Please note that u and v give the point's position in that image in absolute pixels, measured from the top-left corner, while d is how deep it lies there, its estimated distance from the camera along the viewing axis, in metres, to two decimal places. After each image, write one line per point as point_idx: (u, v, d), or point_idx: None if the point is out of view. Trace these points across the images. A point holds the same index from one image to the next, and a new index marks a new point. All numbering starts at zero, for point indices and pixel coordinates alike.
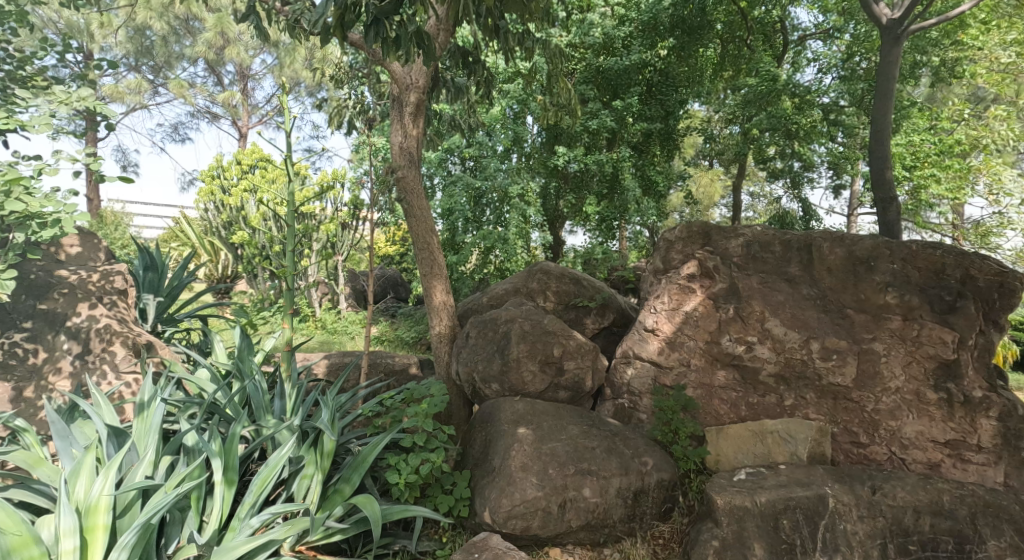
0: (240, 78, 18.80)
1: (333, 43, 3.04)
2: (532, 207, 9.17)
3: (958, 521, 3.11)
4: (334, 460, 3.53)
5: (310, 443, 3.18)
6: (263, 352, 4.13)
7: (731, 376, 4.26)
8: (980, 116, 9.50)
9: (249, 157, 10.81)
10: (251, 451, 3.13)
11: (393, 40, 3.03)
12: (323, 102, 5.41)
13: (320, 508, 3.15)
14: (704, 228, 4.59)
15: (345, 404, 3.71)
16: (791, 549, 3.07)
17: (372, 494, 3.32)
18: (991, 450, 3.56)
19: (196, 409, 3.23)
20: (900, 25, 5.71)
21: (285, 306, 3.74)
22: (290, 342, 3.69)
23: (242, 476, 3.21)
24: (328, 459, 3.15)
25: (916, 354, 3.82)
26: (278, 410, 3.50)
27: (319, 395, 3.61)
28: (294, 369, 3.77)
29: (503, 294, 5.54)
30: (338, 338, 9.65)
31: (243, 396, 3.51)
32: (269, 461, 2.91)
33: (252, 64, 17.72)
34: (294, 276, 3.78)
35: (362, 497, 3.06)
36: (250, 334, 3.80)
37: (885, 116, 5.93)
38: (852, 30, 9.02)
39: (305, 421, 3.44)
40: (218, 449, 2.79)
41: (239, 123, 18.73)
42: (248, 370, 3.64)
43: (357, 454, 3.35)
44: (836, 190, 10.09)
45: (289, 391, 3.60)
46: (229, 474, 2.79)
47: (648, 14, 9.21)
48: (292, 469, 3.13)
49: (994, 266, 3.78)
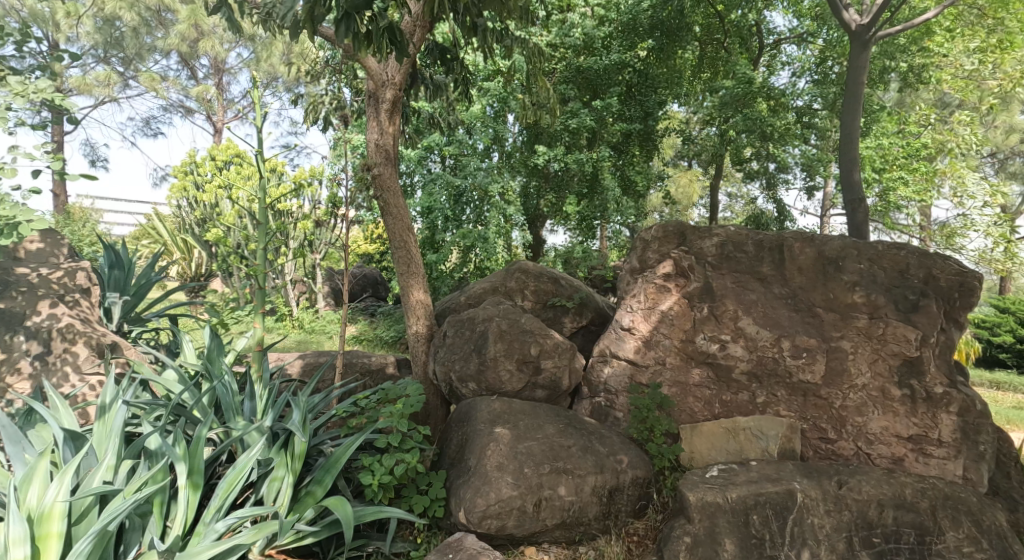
0: (215, 71, 18.45)
1: (304, 36, 3.00)
2: (512, 206, 9.16)
3: (920, 514, 3.19)
4: (306, 461, 3.48)
5: (280, 445, 3.13)
6: (235, 351, 4.06)
7: (705, 374, 4.31)
8: (946, 122, 9.77)
9: (224, 154, 10.62)
10: (219, 453, 3.07)
11: (365, 34, 3.04)
12: (299, 98, 5.34)
13: (290, 510, 3.10)
14: (679, 228, 4.64)
15: (318, 403, 3.65)
16: (761, 544, 3.12)
17: (345, 495, 3.28)
18: (952, 444, 3.64)
19: (162, 411, 3.16)
20: (869, 31, 5.85)
21: (257, 305, 3.65)
22: (263, 341, 3.58)
23: (209, 480, 3.14)
24: (299, 462, 3.10)
25: (881, 352, 3.89)
26: (248, 411, 3.45)
27: (291, 396, 3.55)
28: (266, 370, 3.73)
29: (481, 293, 5.52)
30: (316, 338, 9.55)
31: (212, 396, 3.45)
32: (236, 464, 2.85)
33: (227, 57, 17.37)
34: (266, 275, 3.68)
35: (335, 500, 3.01)
36: (221, 334, 3.72)
37: (853, 119, 6.04)
38: (825, 35, 9.25)
39: (276, 422, 3.38)
40: (182, 452, 2.73)
41: (214, 118, 18.33)
42: (217, 371, 3.57)
43: (330, 454, 3.31)
44: (810, 191, 10.27)
45: (259, 391, 3.54)
46: (195, 478, 2.73)
47: (628, 15, 9.41)
48: (262, 471, 3.07)
49: (954, 266, 3.90)
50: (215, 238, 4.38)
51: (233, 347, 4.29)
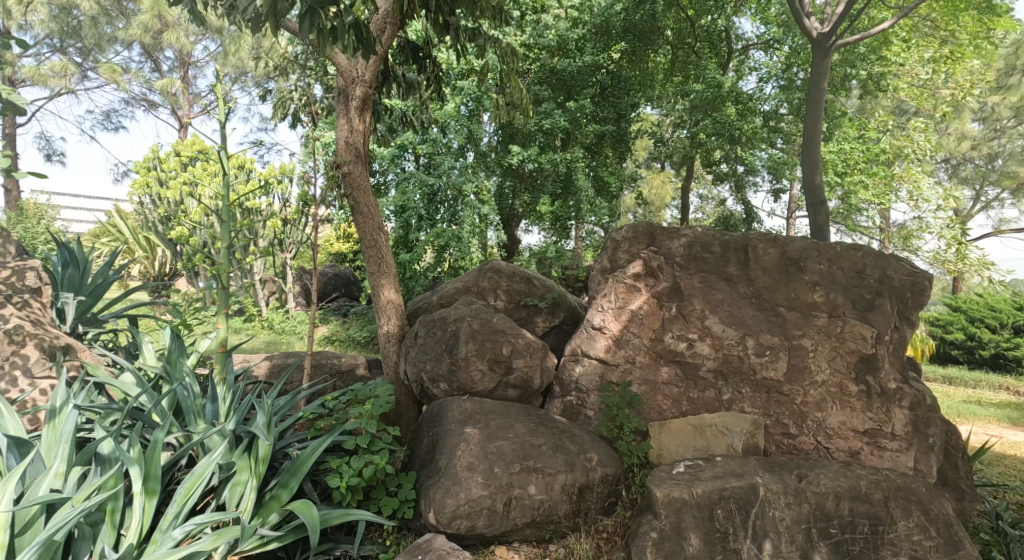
0: (180, 64, 17.98)
1: (268, 32, 3.02)
2: (487, 206, 9.16)
3: (874, 504, 3.30)
4: (271, 465, 3.42)
5: (243, 448, 3.07)
6: (197, 353, 3.96)
7: (674, 372, 4.39)
8: (904, 127, 10.16)
9: (189, 149, 10.39)
10: (177, 458, 3.01)
11: (330, 30, 3.05)
12: (268, 94, 5.26)
13: (254, 515, 3.06)
14: (649, 229, 4.73)
15: (284, 405, 3.59)
16: (724, 537, 3.20)
17: (311, 499, 3.23)
18: (904, 437, 3.78)
19: (117, 416, 3.08)
20: (829, 39, 6.01)
21: (220, 305, 3.45)
22: (226, 342, 3.45)
23: (166, 486, 3.06)
24: (263, 465, 3.06)
25: (839, 349, 4.02)
26: (209, 414, 3.38)
27: (255, 398, 3.49)
28: (230, 372, 3.66)
29: (453, 293, 5.50)
30: (286, 339, 9.43)
31: (172, 399, 3.38)
32: (195, 469, 2.80)
33: (193, 49, 16.95)
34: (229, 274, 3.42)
35: (300, 503, 2.96)
36: (183, 335, 3.63)
37: (815, 124, 6.22)
38: (790, 42, 9.42)
39: (239, 424, 3.32)
40: (136, 456, 2.67)
41: (178, 113, 17.84)
42: (177, 374, 3.50)
43: (296, 458, 3.25)
44: (776, 194, 10.53)
45: (222, 394, 3.47)
46: (150, 484, 2.66)
47: (600, 17, 9.49)
48: (223, 476, 3.01)
49: (907, 267, 4.07)
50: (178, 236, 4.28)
51: (196, 349, 4.18)
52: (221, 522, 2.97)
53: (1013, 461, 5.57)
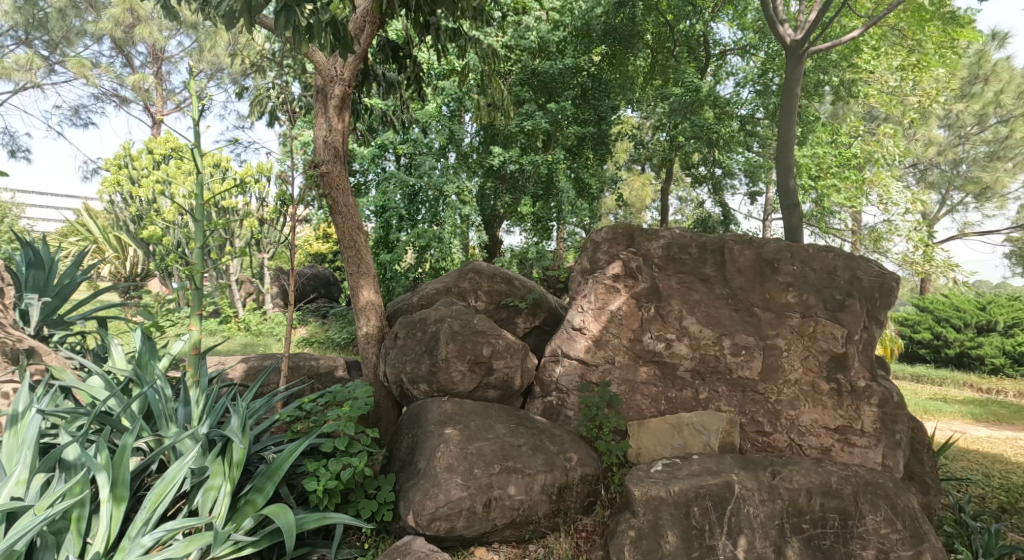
0: (154, 60, 17.62)
1: (243, 28, 3.02)
2: (468, 206, 9.17)
3: (845, 500, 3.38)
4: (246, 468, 3.38)
5: (217, 452, 3.03)
6: (170, 355, 3.89)
7: (652, 372, 4.44)
8: (874, 134, 10.44)
9: (163, 147, 10.20)
10: (148, 463, 2.96)
11: (305, 27, 3.08)
12: (244, 91, 5.20)
13: (228, 520, 3.02)
14: (628, 230, 4.79)
15: (259, 408, 3.55)
16: (700, 534, 3.25)
17: (288, 503, 3.20)
18: (872, 434, 3.88)
19: (85, 420, 3.02)
20: (802, 45, 6.15)
21: (194, 307, 3.30)
22: (200, 344, 3.39)
23: (136, 492, 3.01)
24: (238, 469, 3.01)
25: (812, 348, 4.11)
26: (181, 418, 3.33)
27: (230, 401, 3.44)
28: (203, 374, 3.61)
29: (433, 294, 5.50)
30: (262, 341, 9.31)
31: (142, 403, 3.33)
32: (166, 474, 2.77)
33: (167, 45, 16.63)
34: (203, 274, 3.29)
35: (275, 507, 2.92)
36: (154, 337, 3.57)
37: (789, 128, 6.36)
38: (766, 48, 9.60)
39: (213, 428, 3.27)
40: (104, 463, 2.63)
41: (150, 109, 17.47)
42: (148, 377, 3.44)
43: (272, 461, 3.21)
44: (752, 197, 10.73)
45: (195, 397, 3.42)
46: (119, 491, 2.62)
47: (581, 21, 9.59)
48: (196, 481, 2.97)
49: (876, 269, 4.19)
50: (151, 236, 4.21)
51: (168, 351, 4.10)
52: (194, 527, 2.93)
53: (976, 456, 5.76)
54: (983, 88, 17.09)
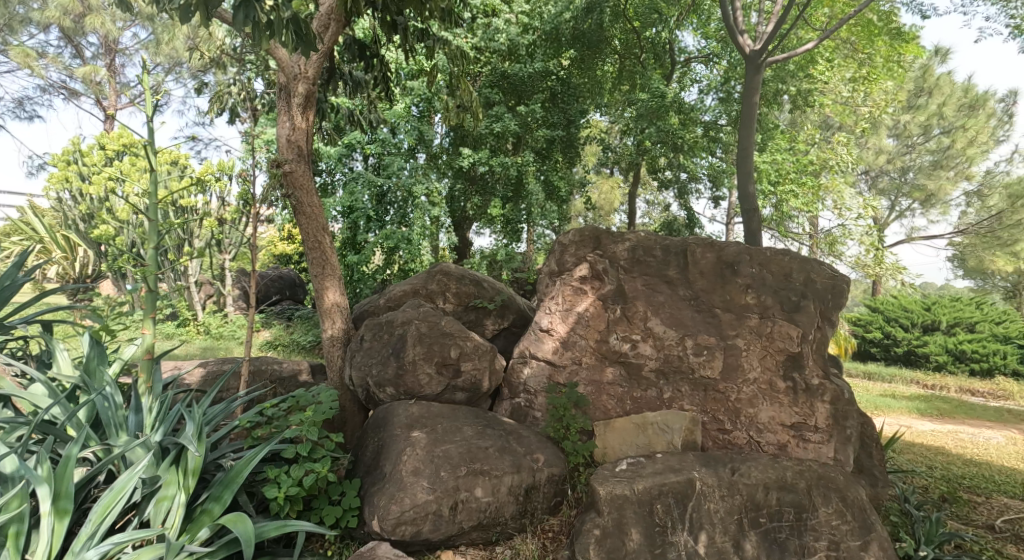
0: (106, 51, 16.98)
1: (199, 22, 2.99)
2: (437, 208, 9.15)
3: (799, 493, 3.50)
4: (203, 477, 3.29)
5: (170, 462, 2.95)
6: (121, 360, 3.77)
7: (618, 373, 4.53)
8: (830, 142, 10.84)
9: (116, 143, 9.85)
10: (94, 474, 2.87)
11: (266, 24, 3.07)
12: (204, 87, 5.08)
13: (183, 531, 2.93)
14: (595, 233, 4.88)
15: (217, 415, 3.47)
16: (663, 531, 3.32)
17: (247, 511, 3.13)
18: (825, 429, 4.02)
19: (25, 431, 2.91)
20: (761, 55, 6.36)
21: (145, 311, 3.19)
22: (153, 349, 3.29)
23: (82, 504, 2.92)
24: (193, 478, 2.96)
25: (769, 348, 4.24)
26: (132, 426, 3.24)
27: (185, 408, 3.36)
28: (157, 381, 3.52)
29: (400, 296, 5.47)
30: (223, 344, 9.11)
31: (90, 411, 3.22)
32: (115, 484, 2.70)
33: (120, 36, 16.03)
34: (158, 276, 3.18)
35: (233, 517, 2.84)
36: (103, 342, 3.46)
37: (749, 135, 6.57)
38: (728, 56, 9.88)
39: (167, 436, 3.19)
40: (46, 475, 2.55)
41: (102, 103, 16.81)
42: (96, 383, 3.33)
43: (230, 469, 3.14)
44: (716, 201, 10.98)
45: (147, 404, 3.33)
46: (62, 503, 2.54)
47: (550, 24, 9.71)
48: (146, 491, 2.88)
49: (829, 271, 4.36)
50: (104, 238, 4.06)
51: (120, 356, 3.96)
52: (145, 539, 2.84)
53: (920, 448, 6.06)
54: (927, 101, 18.02)
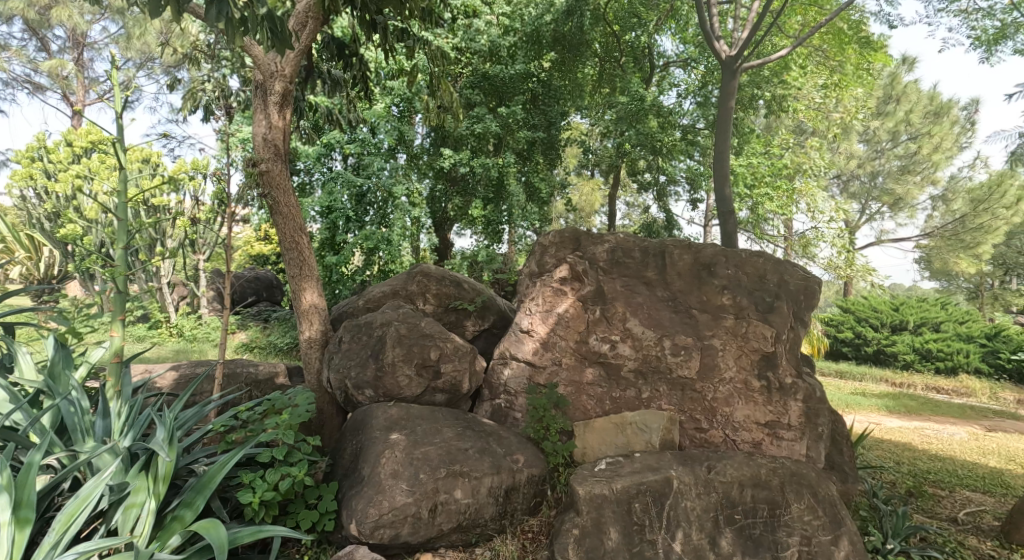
0: (74, 45, 16.56)
1: (169, 16, 2.94)
2: (417, 209, 9.11)
3: (773, 490, 3.57)
4: (174, 483, 3.22)
5: (139, 468, 2.89)
6: (88, 363, 3.68)
7: (598, 373, 4.56)
8: (804, 147, 11.08)
9: (84, 140, 9.61)
10: (58, 482, 2.80)
11: (239, 19, 3.12)
12: (177, 83, 4.99)
13: (153, 539, 2.86)
14: (575, 235, 4.92)
15: (189, 419, 3.41)
16: (641, 530, 3.36)
17: (220, 517, 3.08)
18: (798, 427, 4.11)
19: None
20: (736, 61, 6.47)
21: (115, 312, 3.12)
22: (122, 352, 3.22)
23: (45, 512, 2.84)
24: (163, 484, 2.90)
25: (745, 348, 4.32)
26: (99, 431, 3.17)
27: (155, 412, 3.29)
28: (126, 384, 3.44)
29: (380, 297, 5.45)
30: (197, 347, 8.95)
31: (55, 417, 3.15)
32: (80, 492, 2.63)
33: (88, 30, 15.63)
34: (128, 276, 3.11)
35: (206, 524, 2.77)
36: (69, 344, 3.38)
37: (726, 139, 6.69)
38: (705, 61, 10.03)
39: (137, 441, 3.13)
40: (7, 482, 2.48)
41: (69, 98, 16.37)
42: (61, 388, 3.25)
43: (203, 474, 3.08)
44: (694, 203, 11.12)
45: (115, 409, 3.26)
46: (23, 512, 2.47)
47: (531, 26, 9.76)
48: (114, 499, 2.81)
49: (801, 273, 4.48)
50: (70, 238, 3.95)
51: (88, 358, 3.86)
52: (112, 548, 2.77)
53: (888, 445, 6.22)
54: (895, 108, 18.54)
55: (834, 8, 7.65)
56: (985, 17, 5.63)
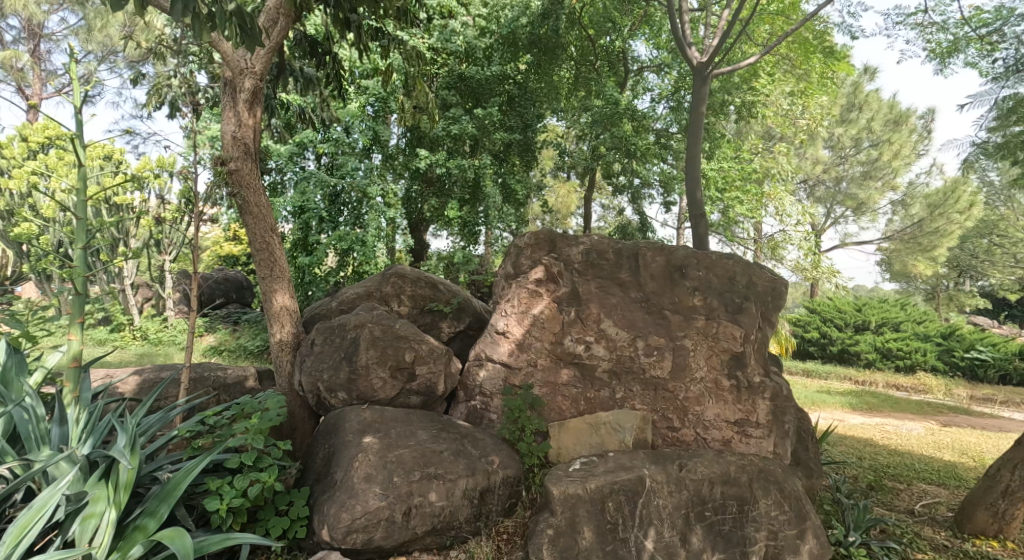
0: (30, 36, 15.99)
1: (135, 11, 2.88)
2: (392, 209, 9.06)
3: (741, 487, 3.65)
4: (136, 491, 3.14)
5: (98, 477, 2.83)
6: (43, 368, 3.57)
7: (573, 374, 4.60)
8: (772, 152, 11.34)
9: (41, 135, 9.28)
10: (12, 492, 2.72)
11: (207, 15, 3.05)
12: (141, 78, 4.87)
13: (113, 549, 2.79)
14: (550, 236, 4.96)
15: (152, 425, 3.34)
16: (614, 528, 3.40)
17: (185, 526, 3.01)
18: (766, 425, 4.22)
19: None
20: (707, 67, 6.59)
21: (73, 315, 3.03)
22: (81, 357, 3.13)
23: None
24: (124, 493, 2.83)
25: (715, 348, 4.42)
26: (55, 439, 3.08)
27: (116, 418, 3.22)
28: (84, 390, 3.35)
29: (354, 298, 5.41)
30: (162, 350, 8.74)
31: (8, 424, 3.06)
32: (35, 502, 2.56)
33: (47, 21, 15.11)
34: (86, 278, 3.02)
35: (170, 532, 2.71)
36: (21, 349, 3.32)
37: (697, 143, 6.82)
38: (678, 66, 10.20)
39: (96, 449, 3.05)
40: None
41: (27, 92, 15.80)
42: (15, 394, 3.15)
43: (167, 481, 3.02)
44: (667, 206, 11.29)
45: (72, 416, 3.17)
46: None
47: (507, 28, 9.82)
48: (71, 509, 2.74)
49: (769, 275, 4.60)
50: (25, 237, 3.81)
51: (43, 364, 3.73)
52: None
53: (853, 441, 6.42)
54: (858, 115, 19.14)
55: (799, 18, 7.87)
56: (939, 30, 5.85)
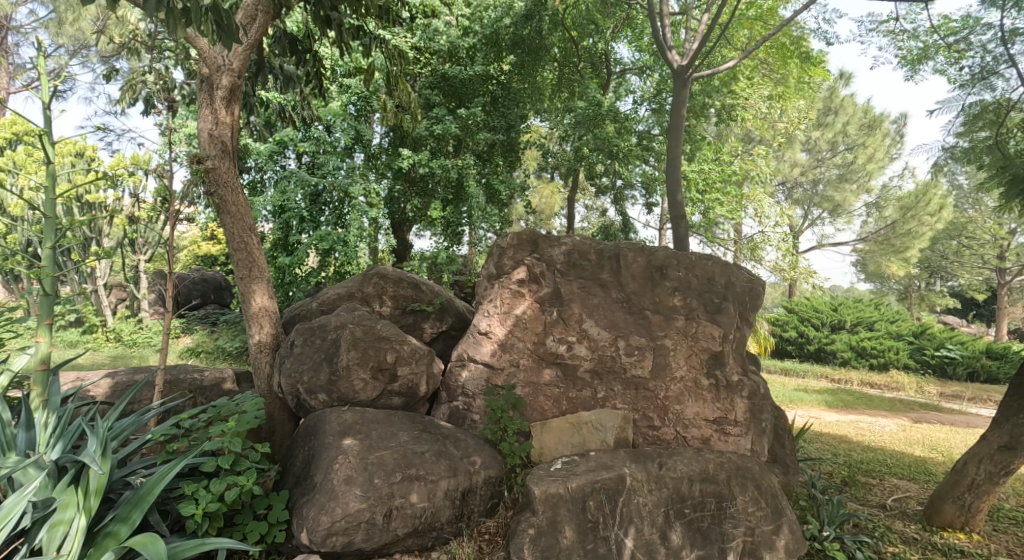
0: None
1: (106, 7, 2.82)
2: (374, 209, 9.00)
3: (720, 484, 3.69)
4: (109, 497, 3.08)
5: (67, 482, 2.77)
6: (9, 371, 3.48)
7: (555, 374, 4.62)
8: (752, 154, 11.48)
9: (10, 131, 9.02)
10: None
11: (182, 10, 2.98)
12: (114, 73, 4.76)
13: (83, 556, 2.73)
14: (532, 236, 4.95)
15: (126, 428, 3.28)
16: (595, 526, 3.42)
17: (159, 532, 2.96)
18: (744, 423, 4.28)
19: None
20: (687, 71, 6.63)
21: (41, 316, 2.95)
22: (49, 359, 3.06)
23: None
24: (95, 498, 2.77)
25: (694, 348, 4.48)
26: (22, 444, 3.00)
27: (87, 422, 3.15)
28: (53, 394, 3.27)
29: (335, 299, 5.36)
30: (137, 352, 8.57)
31: None
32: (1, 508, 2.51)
33: (16, 15, 14.69)
34: (56, 279, 2.94)
35: (143, 538, 2.66)
36: None
37: (677, 145, 6.91)
38: (659, 69, 10.30)
39: (65, 454, 2.98)
40: None
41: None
42: None
43: (140, 486, 2.96)
44: (649, 207, 11.39)
45: (41, 420, 3.10)
46: None
47: (490, 29, 9.82)
48: (38, 516, 2.68)
49: (747, 275, 4.67)
50: None
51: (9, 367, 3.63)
52: None
53: (829, 438, 6.54)
54: (835, 119, 19.53)
55: (776, 23, 7.99)
56: (910, 38, 5.98)
